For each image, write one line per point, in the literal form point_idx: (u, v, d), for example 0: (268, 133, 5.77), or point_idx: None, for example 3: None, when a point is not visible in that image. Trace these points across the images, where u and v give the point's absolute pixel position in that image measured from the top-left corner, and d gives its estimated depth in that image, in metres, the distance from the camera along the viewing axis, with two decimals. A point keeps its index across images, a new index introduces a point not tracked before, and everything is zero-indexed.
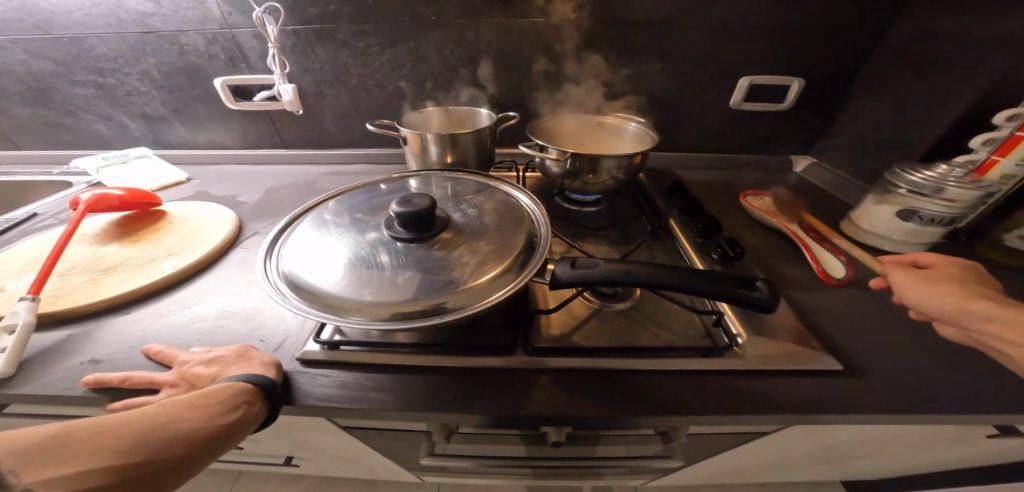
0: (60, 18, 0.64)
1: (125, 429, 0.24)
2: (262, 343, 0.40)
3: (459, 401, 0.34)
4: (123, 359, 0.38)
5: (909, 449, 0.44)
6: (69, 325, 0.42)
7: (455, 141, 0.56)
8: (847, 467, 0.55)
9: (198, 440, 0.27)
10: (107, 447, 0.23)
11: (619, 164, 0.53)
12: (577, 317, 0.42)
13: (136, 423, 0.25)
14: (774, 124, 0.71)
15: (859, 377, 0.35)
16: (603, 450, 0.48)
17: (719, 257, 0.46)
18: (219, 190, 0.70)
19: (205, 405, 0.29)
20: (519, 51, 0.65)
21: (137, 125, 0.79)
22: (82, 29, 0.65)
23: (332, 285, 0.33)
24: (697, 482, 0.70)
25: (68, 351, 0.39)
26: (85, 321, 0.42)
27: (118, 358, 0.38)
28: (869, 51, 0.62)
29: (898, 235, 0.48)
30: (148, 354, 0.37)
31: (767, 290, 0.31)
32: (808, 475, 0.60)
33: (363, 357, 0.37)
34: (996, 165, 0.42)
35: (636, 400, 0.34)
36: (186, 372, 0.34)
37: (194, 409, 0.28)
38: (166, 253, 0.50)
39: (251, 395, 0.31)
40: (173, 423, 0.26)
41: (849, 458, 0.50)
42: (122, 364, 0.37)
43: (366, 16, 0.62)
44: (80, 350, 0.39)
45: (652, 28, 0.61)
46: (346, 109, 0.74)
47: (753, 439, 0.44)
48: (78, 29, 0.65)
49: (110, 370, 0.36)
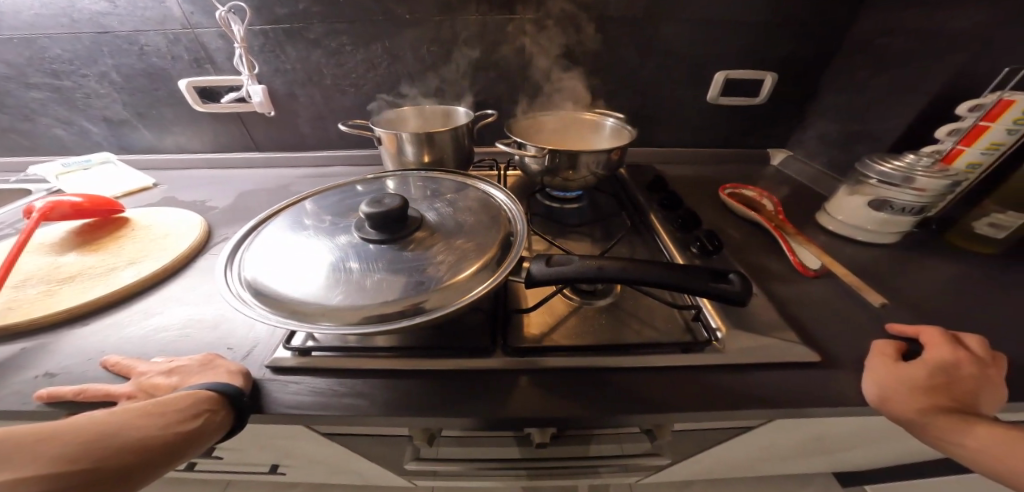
0: (9, 18, 0.60)
1: (78, 434, 0.23)
2: (230, 351, 0.38)
3: (437, 406, 0.33)
4: (80, 372, 0.36)
5: (890, 436, 0.45)
6: (23, 339, 0.39)
7: (431, 140, 0.55)
8: (834, 457, 0.55)
9: (156, 447, 0.26)
10: (54, 452, 0.22)
11: (597, 160, 0.53)
12: (557, 315, 0.41)
13: (90, 428, 0.24)
14: (750, 119, 0.72)
15: (834, 367, 0.35)
16: (594, 450, 0.47)
17: (698, 251, 0.46)
18: (189, 195, 0.68)
19: (162, 413, 0.27)
20: (495, 49, 0.64)
21: (98, 130, 0.76)
22: (34, 29, 0.62)
23: (293, 293, 0.31)
24: (689, 477, 0.69)
25: (20, 364, 0.36)
26: (41, 334, 0.40)
27: (74, 370, 0.36)
28: (838, 47, 0.63)
29: (871, 225, 0.49)
30: (105, 366, 0.35)
31: (740, 283, 0.31)
32: (799, 466, 0.60)
33: (336, 363, 0.35)
34: (962, 154, 0.43)
35: (617, 397, 0.33)
36: (145, 382, 0.32)
37: (151, 417, 0.27)
38: (128, 261, 0.48)
39: (214, 404, 0.29)
40: (131, 429, 0.25)
41: (835, 448, 0.50)
42: (79, 377, 0.35)
43: (336, 14, 0.60)
44: (34, 362, 0.37)
45: (627, 25, 0.61)
46: (320, 110, 0.72)
47: (739, 432, 0.44)
48: (29, 29, 0.62)
49: (64, 383, 0.34)
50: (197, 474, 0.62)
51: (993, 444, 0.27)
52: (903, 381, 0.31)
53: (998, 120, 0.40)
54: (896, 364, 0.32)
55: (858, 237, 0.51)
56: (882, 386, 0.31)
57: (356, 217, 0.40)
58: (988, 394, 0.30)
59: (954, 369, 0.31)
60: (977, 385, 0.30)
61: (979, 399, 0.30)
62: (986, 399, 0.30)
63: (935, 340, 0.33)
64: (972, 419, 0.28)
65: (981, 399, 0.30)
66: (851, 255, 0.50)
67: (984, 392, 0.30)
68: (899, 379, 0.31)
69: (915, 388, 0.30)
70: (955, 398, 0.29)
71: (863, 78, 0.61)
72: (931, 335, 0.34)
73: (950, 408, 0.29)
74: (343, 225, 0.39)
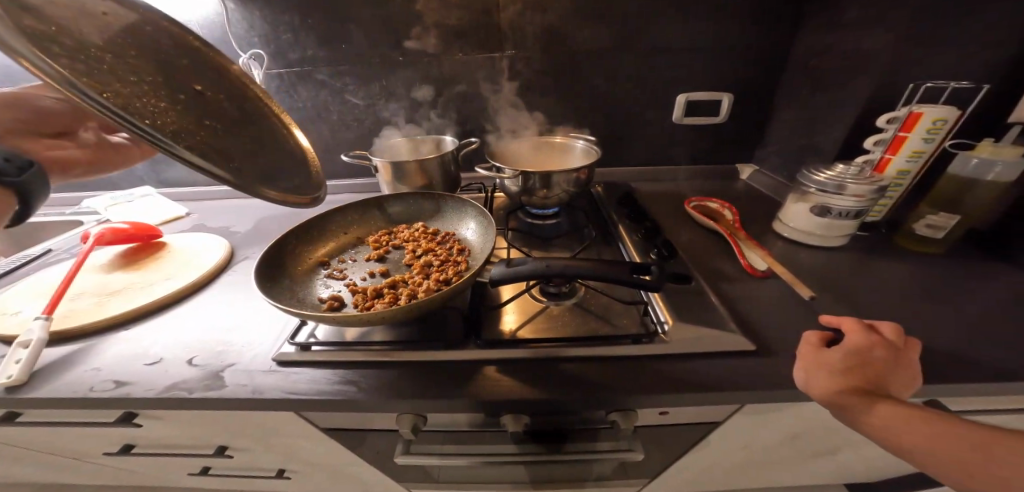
0: None
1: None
2: (245, 348, 0.45)
3: (412, 392, 0.38)
4: (124, 366, 0.43)
5: (851, 432, 0.47)
6: (78, 340, 0.47)
7: (422, 166, 0.62)
8: (813, 461, 0.56)
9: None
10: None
11: (567, 179, 0.59)
12: (525, 315, 0.47)
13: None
14: (714, 137, 0.78)
15: (767, 355, 0.39)
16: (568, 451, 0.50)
17: (656, 255, 0.52)
18: (214, 222, 0.77)
19: None
20: (477, 83, 0.73)
21: (140, 166, 0.87)
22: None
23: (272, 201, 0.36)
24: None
25: (76, 362, 0.44)
26: (93, 335, 0.48)
27: (118, 366, 0.43)
28: (781, 69, 0.70)
29: (820, 230, 0.53)
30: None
31: (658, 273, 0.37)
32: (782, 473, 0.61)
33: (331, 355, 0.42)
34: (890, 163, 0.49)
35: (568, 381, 0.38)
36: None
37: None
38: (164, 277, 0.57)
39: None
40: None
41: (807, 445, 0.52)
42: (122, 371, 0.43)
43: (340, 59, 0.70)
44: (87, 360, 0.44)
45: (591, 58, 0.70)
46: (328, 143, 0.81)
47: (707, 429, 0.46)
48: None
49: (111, 376, 0.42)
50: (211, 479, 0.67)
51: (902, 423, 0.28)
52: (827, 365, 0.33)
53: (912, 130, 0.46)
54: (823, 351, 0.35)
55: (810, 242, 0.55)
56: (811, 373, 0.33)
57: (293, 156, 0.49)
58: (899, 373, 0.32)
59: (868, 351, 0.33)
60: (887, 364, 0.33)
61: (889, 377, 0.32)
62: (896, 378, 0.32)
63: (858, 326, 0.36)
64: (881, 399, 0.30)
65: (892, 377, 0.32)
66: (800, 257, 0.54)
67: (895, 376, 0.32)
68: (815, 364, 0.34)
69: (834, 369, 0.32)
70: (868, 377, 0.32)
71: (807, 95, 0.67)
72: (853, 322, 0.37)
73: (861, 387, 0.31)
74: (38, 122, 0.48)
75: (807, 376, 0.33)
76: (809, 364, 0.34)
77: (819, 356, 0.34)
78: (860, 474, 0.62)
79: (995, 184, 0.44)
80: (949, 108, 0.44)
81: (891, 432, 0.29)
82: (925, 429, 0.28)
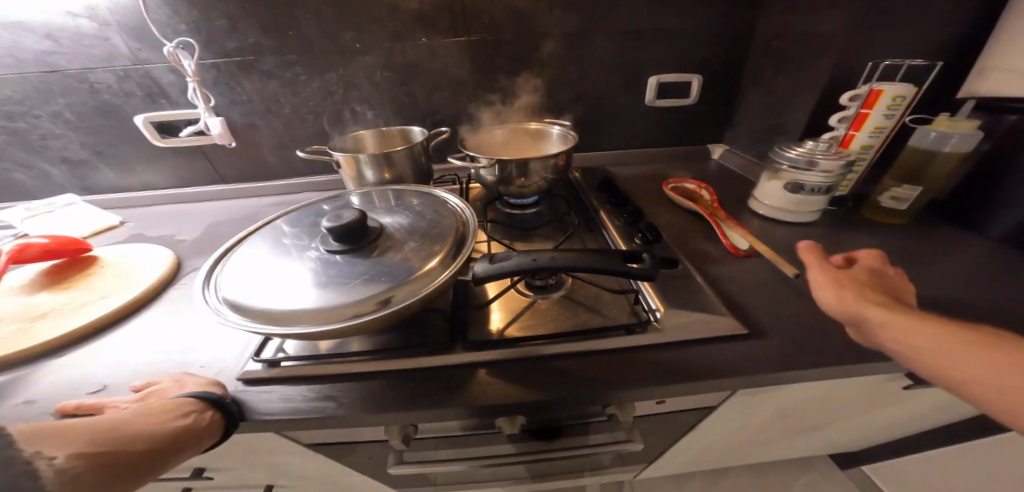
0: None
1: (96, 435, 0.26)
2: (203, 369, 0.40)
3: (398, 401, 0.35)
4: (61, 397, 0.38)
5: (842, 401, 0.49)
6: (3, 372, 0.41)
7: (390, 160, 0.58)
8: (805, 430, 0.58)
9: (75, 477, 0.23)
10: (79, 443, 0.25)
11: (545, 166, 0.57)
12: (513, 311, 0.45)
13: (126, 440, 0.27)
14: (685, 119, 0.79)
15: (758, 337, 0.39)
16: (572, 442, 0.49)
17: (641, 241, 0.50)
18: (157, 230, 0.68)
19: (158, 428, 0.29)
20: (443, 70, 0.68)
21: (58, 172, 0.75)
22: None
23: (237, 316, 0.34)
24: (679, 469, 0.71)
25: (1, 395, 0.38)
26: (22, 368, 0.41)
27: (56, 396, 0.38)
28: (745, 50, 0.71)
29: (793, 205, 0.54)
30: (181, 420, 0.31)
31: (651, 261, 0.35)
32: (776, 444, 0.63)
33: (305, 370, 0.38)
34: (855, 139, 0.50)
35: (566, 379, 0.36)
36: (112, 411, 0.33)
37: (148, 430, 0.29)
38: (99, 295, 0.50)
39: (198, 406, 0.32)
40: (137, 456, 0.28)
41: (801, 418, 0.53)
42: (62, 401, 0.37)
43: (286, 46, 0.63)
44: (14, 393, 0.38)
45: (559, 41, 0.67)
46: (282, 138, 0.74)
47: (705, 408, 0.47)
48: None
49: (45, 410, 0.36)
50: None
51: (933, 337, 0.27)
52: (848, 285, 0.34)
53: (874, 107, 0.47)
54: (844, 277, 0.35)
55: (783, 218, 0.56)
56: (836, 292, 0.33)
57: (214, 271, 0.40)
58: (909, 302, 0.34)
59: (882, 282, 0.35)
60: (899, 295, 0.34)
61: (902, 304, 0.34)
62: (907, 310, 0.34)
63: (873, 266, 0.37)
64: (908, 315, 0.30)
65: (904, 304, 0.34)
66: (776, 234, 0.55)
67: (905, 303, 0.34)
68: (842, 283, 0.34)
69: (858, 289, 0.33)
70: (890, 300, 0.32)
71: (769, 77, 0.68)
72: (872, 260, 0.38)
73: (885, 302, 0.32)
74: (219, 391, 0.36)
75: (832, 293, 0.34)
76: (831, 283, 0.34)
77: (841, 277, 0.35)
78: (845, 438, 0.65)
79: (953, 155, 0.46)
80: (907, 84, 0.45)
81: (923, 349, 0.28)
82: (968, 347, 0.26)
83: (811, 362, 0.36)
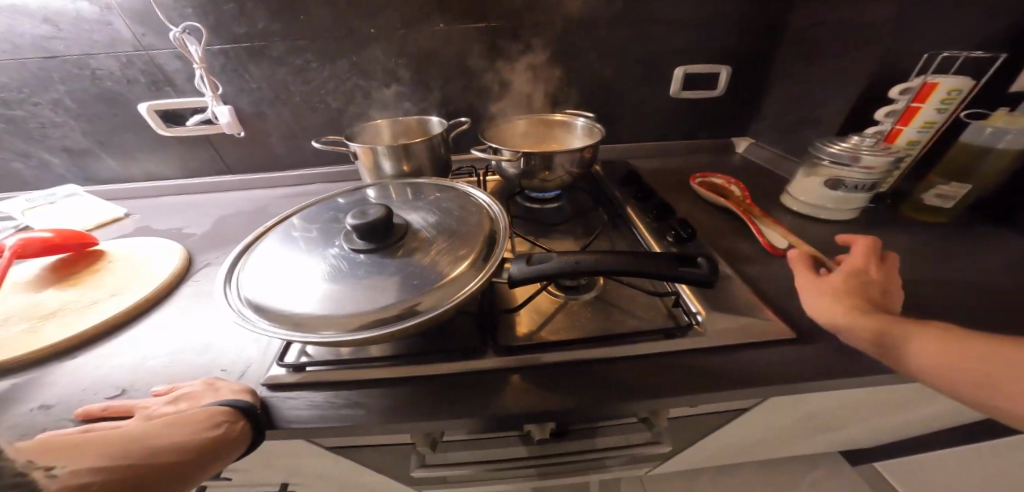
0: None
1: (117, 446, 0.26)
2: (222, 372, 0.39)
3: (430, 409, 0.34)
4: (75, 402, 0.36)
5: (878, 405, 0.47)
6: (12, 374, 0.39)
7: (408, 152, 0.55)
8: (831, 431, 0.57)
9: None
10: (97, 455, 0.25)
11: (571, 159, 0.54)
12: (543, 313, 0.43)
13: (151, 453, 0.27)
14: (709, 112, 0.76)
15: (805, 343, 0.37)
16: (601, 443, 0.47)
17: (673, 239, 0.48)
18: (163, 223, 0.66)
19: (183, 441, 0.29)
20: (461, 58, 0.65)
21: (58, 161, 0.73)
22: None
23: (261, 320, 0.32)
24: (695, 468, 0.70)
25: (13, 398, 0.36)
26: (33, 368, 0.40)
27: (71, 400, 0.36)
28: (776, 40, 0.68)
29: (832, 203, 0.52)
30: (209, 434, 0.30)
31: (707, 265, 0.33)
32: (798, 444, 0.62)
33: (329, 375, 0.36)
34: (901, 133, 0.48)
35: (606, 386, 0.34)
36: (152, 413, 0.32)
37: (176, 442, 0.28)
38: (109, 293, 0.48)
39: (230, 416, 0.31)
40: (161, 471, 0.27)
41: (831, 421, 0.52)
42: (77, 407, 0.35)
43: (298, 31, 0.60)
44: (27, 397, 0.36)
45: (583, 28, 0.64)
46: (292, 128, 0.71)
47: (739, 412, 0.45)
48: None
49: (60, 416, 0.35)
50: None
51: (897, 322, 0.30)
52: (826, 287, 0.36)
53: (927, 100, 0.44)
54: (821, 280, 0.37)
55: (820, 216, 0.54)
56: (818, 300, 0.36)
57: (233, 269, 0.38)
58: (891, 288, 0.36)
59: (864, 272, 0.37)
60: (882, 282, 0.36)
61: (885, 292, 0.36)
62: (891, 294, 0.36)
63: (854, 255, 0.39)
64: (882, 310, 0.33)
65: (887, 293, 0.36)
66: (813, 232, 0.53)
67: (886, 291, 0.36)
68: (820, 287, 0.37)
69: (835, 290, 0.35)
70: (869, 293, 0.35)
71: (802, 68, 0.65)
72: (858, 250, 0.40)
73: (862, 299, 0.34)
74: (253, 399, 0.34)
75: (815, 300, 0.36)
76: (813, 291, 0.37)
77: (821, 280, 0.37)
78: (868, 438, 0.64)
79: (1007, 151, 0.44)
80: (965, 77, 0.43)
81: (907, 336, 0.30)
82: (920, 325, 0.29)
83: (864, 369, 0.34)
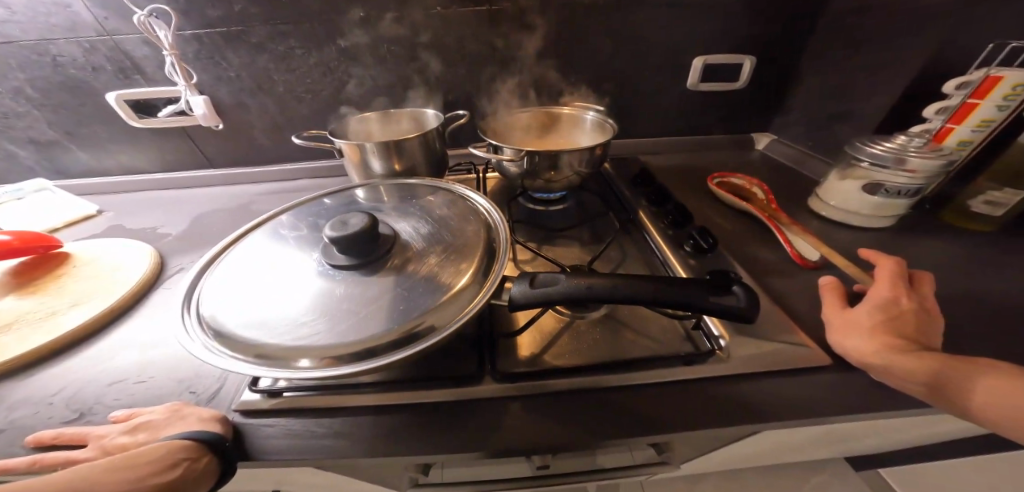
0: None
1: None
2: (191, 395, 0.35)
3: (421, 443, 0.30)
4: (26, 428, 0.32)
5: (912, 431, 0.43)
6: None
7: (400, 148, 0.50)
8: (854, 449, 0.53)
9: None
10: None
11: (580, 158, 0.49)
12: (548, 333, 0.38)
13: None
14: (728, 105, 0.70)
15: (844, 373, 0.33)
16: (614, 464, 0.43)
17: (692, 249, 0.44)
18: (138, 221, 0.62)
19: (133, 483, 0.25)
20: (459, 45, 0.60)
21: (27, 153, 0.68)
22: None
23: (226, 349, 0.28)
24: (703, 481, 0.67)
25: None
26: None
27: (22, 426, 0.32)
28: (806, 27, 0.62)
29: (868, 209, 0.47)
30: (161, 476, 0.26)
31: (743, 294, 0.29)
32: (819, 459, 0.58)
33: (309, 401, 0.32)
34: (953, 132, 0.43)
35: (621, 419, 0.30)
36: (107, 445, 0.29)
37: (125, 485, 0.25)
38: (72, 302, 0.44)
39: (192, 452, 0.27)
40: None
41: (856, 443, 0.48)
42: (26, 434, 0.32)
43: (278, 14, 0.55)
44: None
45: (593, 12, 0.58)
46: (276, 120, 0.66)
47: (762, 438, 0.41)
48: None
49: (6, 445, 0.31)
50: None
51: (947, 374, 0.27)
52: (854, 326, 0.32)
53: (987, 96, 0.40)
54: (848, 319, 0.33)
55: (853, 222, 0.49)
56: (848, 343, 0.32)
57: (197, 285, 0.34)
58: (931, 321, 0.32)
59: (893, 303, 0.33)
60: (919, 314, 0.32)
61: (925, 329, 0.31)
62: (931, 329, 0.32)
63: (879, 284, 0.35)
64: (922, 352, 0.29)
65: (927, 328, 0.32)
66: (843, 241, 0.48)
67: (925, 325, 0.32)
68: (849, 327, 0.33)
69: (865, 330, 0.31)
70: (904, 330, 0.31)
71: None
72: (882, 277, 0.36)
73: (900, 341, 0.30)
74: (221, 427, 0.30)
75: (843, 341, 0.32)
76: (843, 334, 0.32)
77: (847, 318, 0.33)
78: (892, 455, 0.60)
79: None
80: None
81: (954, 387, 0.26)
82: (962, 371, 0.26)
83: (913, 403, 0.30)
